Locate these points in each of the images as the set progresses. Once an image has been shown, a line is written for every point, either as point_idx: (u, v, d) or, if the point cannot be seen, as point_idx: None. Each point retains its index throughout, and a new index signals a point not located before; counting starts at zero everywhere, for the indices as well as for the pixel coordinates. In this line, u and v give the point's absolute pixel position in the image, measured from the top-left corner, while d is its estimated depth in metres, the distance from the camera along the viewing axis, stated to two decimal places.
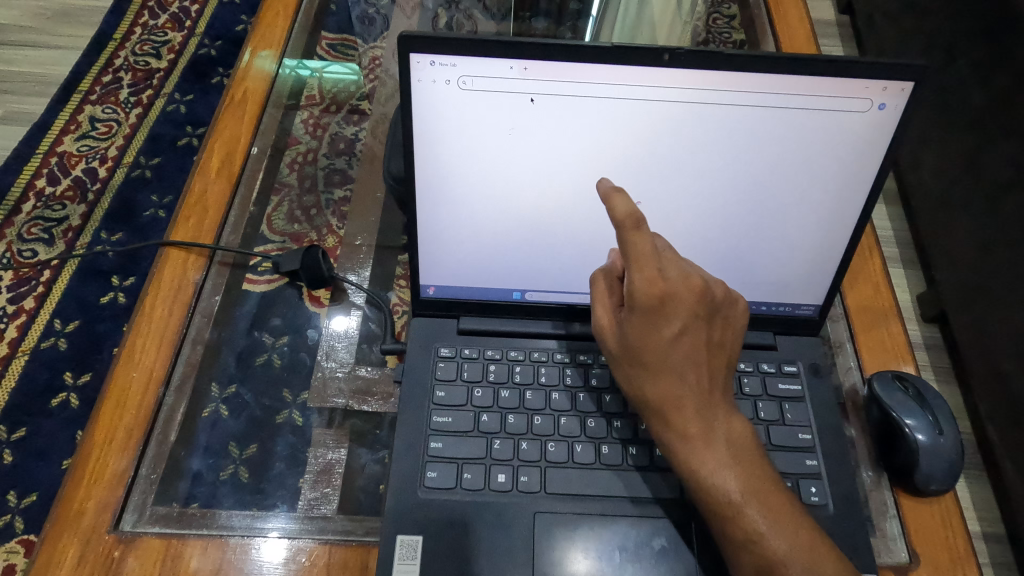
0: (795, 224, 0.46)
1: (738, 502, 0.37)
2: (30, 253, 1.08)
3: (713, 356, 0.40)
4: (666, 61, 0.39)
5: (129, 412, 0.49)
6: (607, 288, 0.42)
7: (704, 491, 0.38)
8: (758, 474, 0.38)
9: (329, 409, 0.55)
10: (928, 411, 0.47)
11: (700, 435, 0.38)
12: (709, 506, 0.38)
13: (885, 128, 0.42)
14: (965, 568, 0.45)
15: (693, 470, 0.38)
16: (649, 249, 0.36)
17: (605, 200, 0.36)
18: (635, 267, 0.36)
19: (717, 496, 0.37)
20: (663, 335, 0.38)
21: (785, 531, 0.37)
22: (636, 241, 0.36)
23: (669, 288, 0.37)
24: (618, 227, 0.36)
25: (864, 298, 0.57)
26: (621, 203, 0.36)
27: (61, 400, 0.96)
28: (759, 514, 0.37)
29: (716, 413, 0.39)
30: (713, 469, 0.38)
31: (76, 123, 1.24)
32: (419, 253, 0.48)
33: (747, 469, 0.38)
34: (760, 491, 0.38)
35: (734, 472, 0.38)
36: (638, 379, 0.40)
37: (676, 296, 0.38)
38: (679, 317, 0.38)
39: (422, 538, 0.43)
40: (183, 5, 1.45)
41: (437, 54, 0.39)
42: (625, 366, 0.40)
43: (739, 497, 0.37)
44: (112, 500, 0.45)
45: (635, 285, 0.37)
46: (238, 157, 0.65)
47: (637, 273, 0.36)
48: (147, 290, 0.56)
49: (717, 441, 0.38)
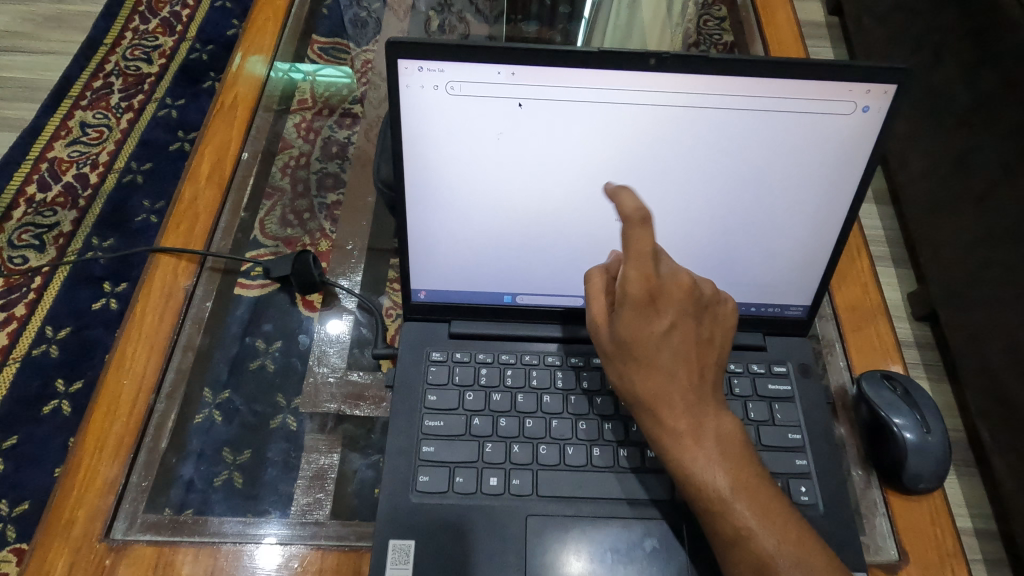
0: (783, 225, 0.46)
1: (727, 497, 0.37)
2: (21, 259, 1.08)
3: (702, 352, 0.41)
4: (652, 66, 0.40)
5: (119, 420, 0.49)
6: (603, 284, 0.42)
7: (694, 486, 0.38)
8: (747, 469, 0.39)
9: (321, 413, 0.55)
10: (916, 410, 0.48)
11: (689, 431, 0.39)
12: (699, 501, 0.38)
13: (870, 131, 0.42)
14: (954, 566, 0.45)
15: (682, 465, 0.38)
16: (649, 245, 0.36)
17: (612, 198, 0.36)
18: (630, 261, 0.36)
19: (706, 491, 0.38)
20: (654, 330, 0.39)
21: (774, 526, 0.37)
22: (640, 235, 0.36)
23: (660, 284, 0.38)
24: (624, 220, 0.36)
25: (853, 297, 0.58)
26: (628, 199, 0.36)
27: (52, 407, 0.96)
28: (748, 508, 0.37)
29: (705, 408, 0.39)
30: (702, 464, 0.38)
31: (67, 128, 1.24)
32: (410, 257, 0.48)
33: (737, 465, 0.38)
34: (749, 487, 0.38)
35: (723, 467, 0.38)
36: (630, 375, 0.40)
37: (666, 292, 0.38)
38: (669, 312, 0.39)
39: (414, 542, 0.43)
40: (174, 10, 1.45)
41: (425, 59, 0.39)
42: (616, 362, 0.40)
43: (729, 491, 0.37)
44: (103, 508, 0.45)
45: (629, 279, 0.37)
46: (228, 163, 0.64)
47: (631, 268, 0.36)
48: (137, 296, 0.56)
49: (707, 437, 0.39)
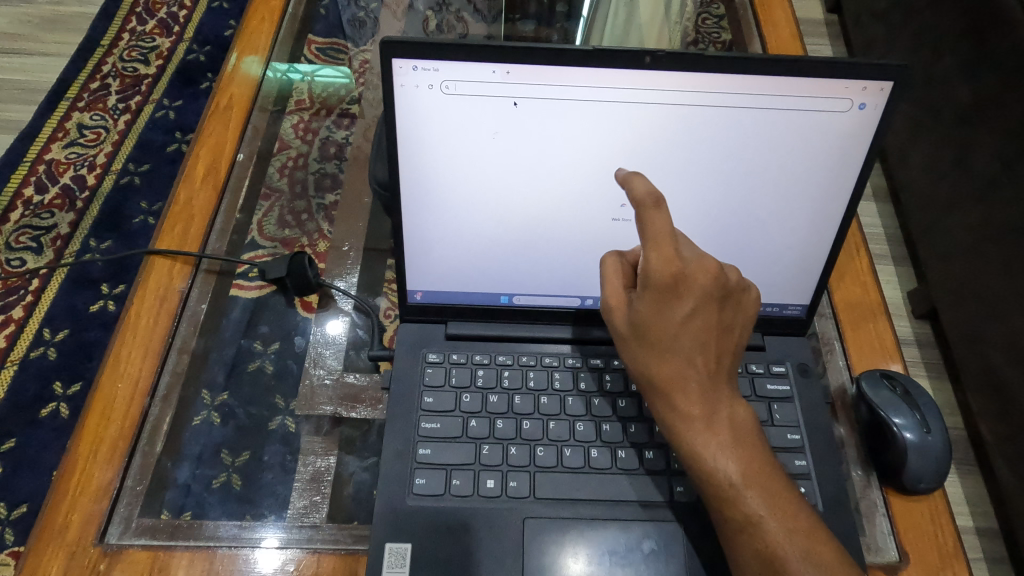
0: (778, 226, 0.46)
1: (737, 484, 0.37)
2: (19, 262, 1.08)
3: (722, 340, 0.40)
4: (648, 64, 0.39)
5: (114, 423, 0.49)
6: (619, 268, 0.41)
7: (702, 472, 0.38)
8: (758, 457, 0.38)
9: (317, 416, 0.56)
10: (915, 410, 0.47)
11: (702, 416, 0.38)
12: (708, 489, 0.38)
13: (867, 126, 0.42)
14: (954, 567, 0.45)
15: (693, 452, 0.38)
16: (666, 228, 0.36)
17: (624, 184, 0.37)
18: (649, 246, 0.36)
19: (715, 478, 0.37)
20: (676, 317, 0.38)
21: (783, 514, 0.37)
22: (654, 219, 0.36)
23: (684, 269, 0.37)
24: (637, 204, 0.36)
25: (852, 296, 0.57)
26: (640, 184, 0.36)
27: (50, 409, 0.96)
28: (758, 497, 0.37)
29: (718, 396, 0.39)
30: (713, 451, 0.38)
31: (64, 131, 1.24)
32: (407, 257, 0.48)
33: (748, 454, 0.38)
34: (759, 476, 0.38)
35: (734, 454, 0.38)
36: (646, 359, 0.39)
37: (690, 278, 0.37)
38: (693, 299, 0.38)
39: (410, 545, 0.43)
40: (172, 11, 1.45)
41: (418, 59, 0.39)
42: (631, 344, 0.40)
43: (739, 479, 0.37)
44: (97, 513, 0.45)
45: (651, 262, 0.37)
46: (224, 163, 0.64)
47: (652, 251, 0.36)
48: (132, 298, 0.55)
49: (720, 425, 0.38)
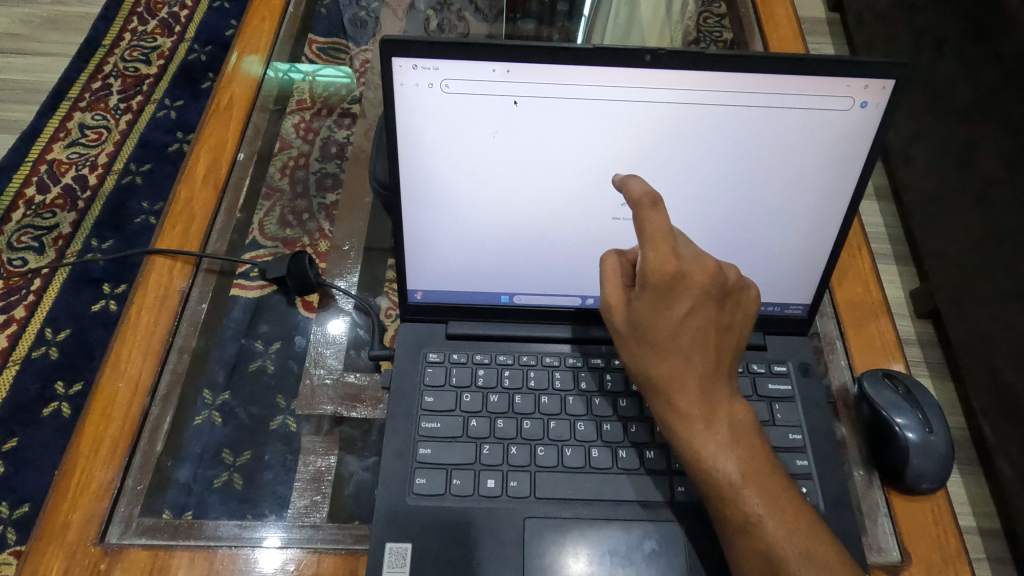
0: (779, 225, 0.46)
1: (737, 484, 0.37)
2: (20, 262, 1.08)
3: (721, 340, 0.40)
4: (649, 63, 0.39)
5: (114, 423, 0.49)
6: (618, 266, 0.41)
7: (702, 471, 0.38)
8: (758, 457, 0.38)
9: (317, 416, 0.56)
10: (917, 410, 0.47)
11: (702, 416, 0.38)
12: (708, 488, 0.38)
13: (870, 125, 0.42)
14: (957, 567, 0.44)
15: (693, 452, 0.38)
16: (664, 228, 0.36)
17: (622, 185, 0.38)
18: (648, 245, 0.36)
19: (714, 477, 0.37)
20: (675, 317, 0.38)
21: (783, 514, 0.37)
22: (653, 218, 0.36)
23: (682, 268, 0.37)
24: (635, 205, 0.36)
25: (853, 296, 0.57)
26: (637, 186, 0.37)
27: (52, 409, 0.96)
28: (758, 496, 0.37)
29: (718, 395, 0.39)
30: (713, 450, 0.38)
31: (65, 131, 1.24)
32: (407, 256, 0.48)
33: (747, 453, 0.38)
34: (759, 475, 0.37)
35: (734, 454, 0.38)
36: (646, 359, 0.39)
37: (687, 277, 0.37)
38: (690, 299, 0.37)
39: (411, 545, 0.43)
40: (173, 11, 1.45)
41: (418, 58, 0.39)
42: (631, 344, 0.40)
43: (739, 478, 0.37)
44: (97, 513, 0.45)
45: (648, 261, 0.36)
46: (224, 163, 0.64)
47: (651, 251, 0.36)
48: (133, 298, 0.55)
49: (719, 424, 0.38)
